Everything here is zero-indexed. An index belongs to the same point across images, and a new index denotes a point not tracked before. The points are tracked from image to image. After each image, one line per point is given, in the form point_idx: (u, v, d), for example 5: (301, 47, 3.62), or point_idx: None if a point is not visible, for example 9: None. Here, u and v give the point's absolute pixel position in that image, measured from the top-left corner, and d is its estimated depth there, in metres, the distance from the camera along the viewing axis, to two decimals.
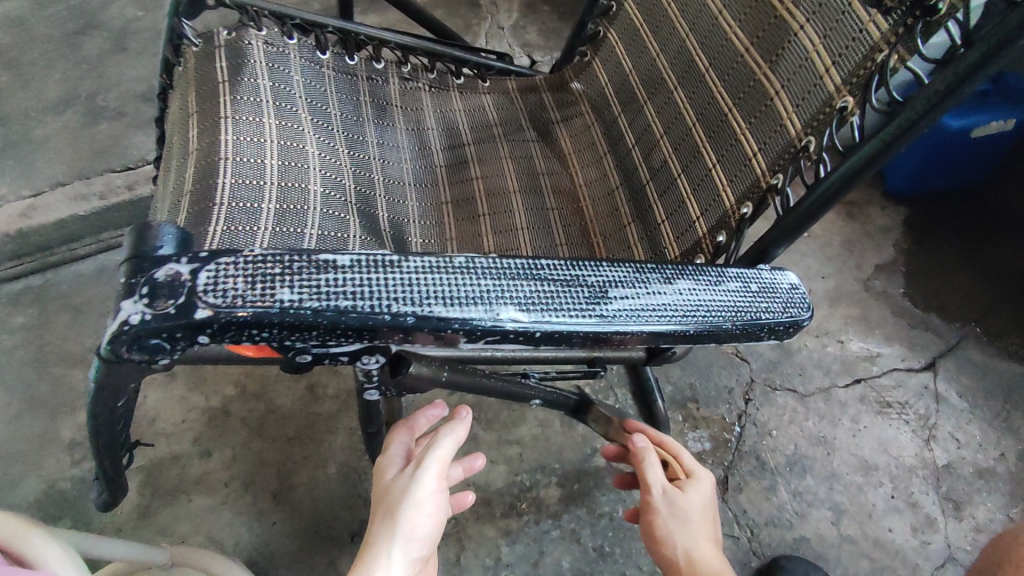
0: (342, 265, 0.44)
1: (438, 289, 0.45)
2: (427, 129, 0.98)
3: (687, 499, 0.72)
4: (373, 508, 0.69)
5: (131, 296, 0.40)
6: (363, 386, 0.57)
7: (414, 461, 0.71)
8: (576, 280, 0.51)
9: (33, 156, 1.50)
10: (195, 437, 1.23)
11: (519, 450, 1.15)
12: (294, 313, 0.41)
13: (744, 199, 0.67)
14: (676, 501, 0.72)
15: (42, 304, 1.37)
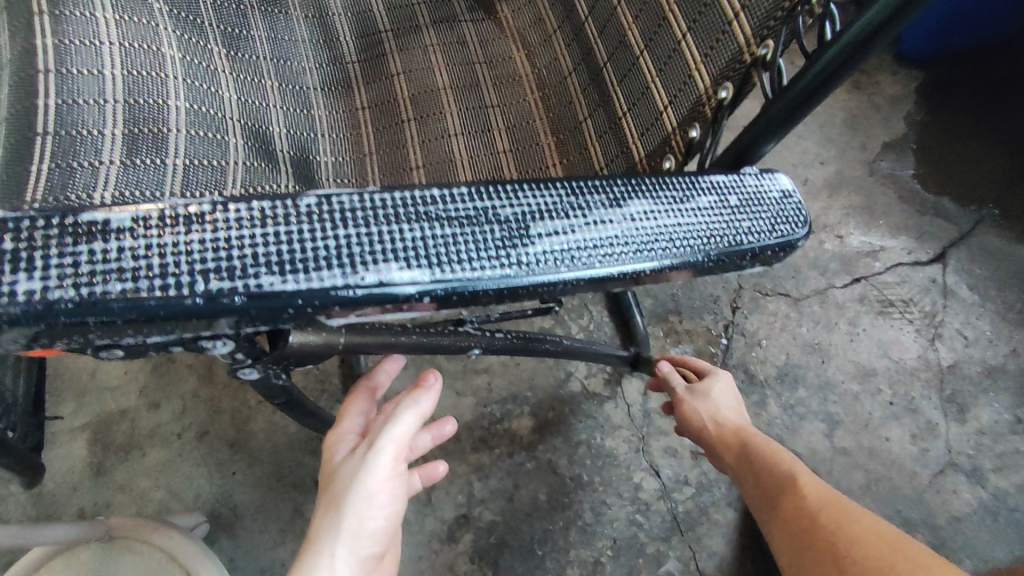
0: (117, 228, 0.30)
1: (272, 249, 0.31)
2: (333, 12, 0.77)
3: (708, 383, 0.75)
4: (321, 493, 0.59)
5: None
6: (235, 364, 0.44)
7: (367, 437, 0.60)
8: (485, 215, 0.36)
9: None
10: (140, 388, 1.13)
11: (487, 380, 1.06)
12: (39, 310, 0.28)
13: (722, 78, 0.51)
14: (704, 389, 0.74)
15: None
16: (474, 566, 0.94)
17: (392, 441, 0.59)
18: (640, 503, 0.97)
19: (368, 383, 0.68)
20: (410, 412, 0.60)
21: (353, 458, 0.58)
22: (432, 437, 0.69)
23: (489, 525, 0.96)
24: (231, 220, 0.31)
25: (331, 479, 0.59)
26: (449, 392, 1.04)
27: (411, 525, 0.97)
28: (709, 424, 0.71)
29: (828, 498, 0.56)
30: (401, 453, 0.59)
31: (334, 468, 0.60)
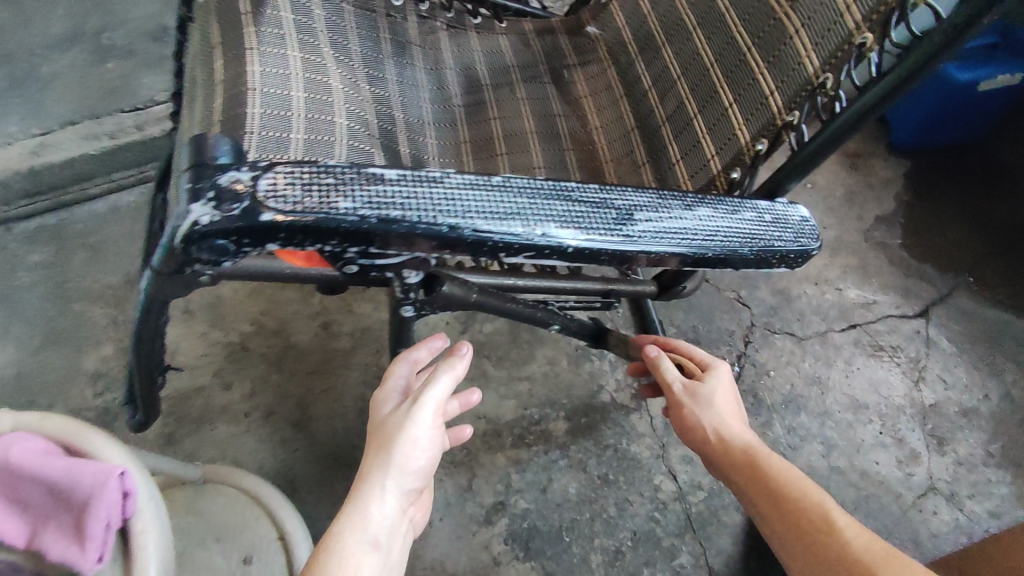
0: (391, 179, 0.47)
1: (481, 204, 0.48)
2: (446, 69, 0.97)
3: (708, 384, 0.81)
4: (371, 442, 0.72)
5: (197, 200, 0.43)
6: (398, 302, 0.59)
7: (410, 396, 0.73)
8: (605, 203, 0.54)
9: (40, 95, 1.58)
10: (215, 370, 1.27)
11: (527, 386, 1.20)
12: (352, 221, 0.44)
13: (760, 135, 0.70)
14: (710, 394, 0.80)
15: (60, 243, 1.51)
16: (507, 547, 1.07)
17: (432, 398, 0.72)
18: (658, 502, 1.10)
19: (410, 355, 0.81)
20: (448, 375, 0.73)
21: (399, 414, 0.72)
22: (460, 404, 0.86)
23: (523, 512, 1.10)
24: (457, 184, 0.48)
25: (381, 430, 0.72)
26: (494, 393, 1.20)
27: (453, 507, 1.11)
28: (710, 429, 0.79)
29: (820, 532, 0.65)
30: (438, 409, 0.73)
31: (382, 422, 0.73)
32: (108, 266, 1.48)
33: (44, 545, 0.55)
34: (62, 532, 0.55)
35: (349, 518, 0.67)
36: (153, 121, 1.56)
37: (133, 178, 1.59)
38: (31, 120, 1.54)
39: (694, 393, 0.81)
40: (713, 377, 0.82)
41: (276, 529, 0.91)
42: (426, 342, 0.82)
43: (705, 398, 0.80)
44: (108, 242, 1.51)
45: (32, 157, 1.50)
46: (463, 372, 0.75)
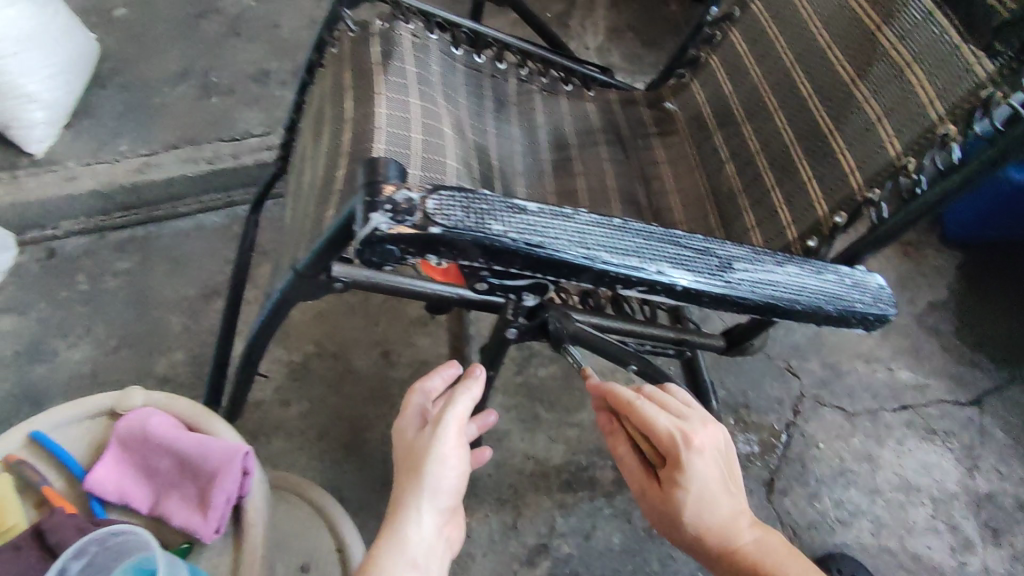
0: (532, 211, 0.53)
1: (606, 240, 0.55)
2: (538, 127, 1.07)
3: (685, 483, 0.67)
4: (401, 463, 0.74)
5: (376, 210, 0.50)
6: (506, 324, 0.68)
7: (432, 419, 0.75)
8: (707, 252, 0.60)
9: (151, 121, 1.75)
10: (276, 386, 1.33)
11: (577, 433, 1.23)
12: (503, 242, 0.50)
13: (839, 209, 0.77)
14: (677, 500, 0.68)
15: (146, 253, 1.63)
16: None
17: (453, 418, 0.74)
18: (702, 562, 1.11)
19: (425, 385, 0.82)
20: (467, 396, 0.75)
21: (423, 435, 0.73)
22: (477, 426, 0.86)
23: (565, 557, 1.11)
24: (587, 220, 0.55)
25: (409, 451, 0.73)
26: (544, 436, 1.23)
27: (496, 544, 1.12)
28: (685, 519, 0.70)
29: None
30: (460, 431, 0.74)
31: (408, 445, 0.74)
32: (185, 278, 1.58)
33: (170, 510, 0.75)
34: (186, 501, 0.75)
35: (389, 538, 0.69)
36: (247, 152, 1.68)
37: (219, 201, 1.70)
38: (140, 142, 1.70)
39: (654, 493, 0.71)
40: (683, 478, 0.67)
41: (335, 542, 0.94)
42: (439, 371, 0.84)
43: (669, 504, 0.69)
44: (188, 256, 1.61)
45: (136, 174, 1.64)
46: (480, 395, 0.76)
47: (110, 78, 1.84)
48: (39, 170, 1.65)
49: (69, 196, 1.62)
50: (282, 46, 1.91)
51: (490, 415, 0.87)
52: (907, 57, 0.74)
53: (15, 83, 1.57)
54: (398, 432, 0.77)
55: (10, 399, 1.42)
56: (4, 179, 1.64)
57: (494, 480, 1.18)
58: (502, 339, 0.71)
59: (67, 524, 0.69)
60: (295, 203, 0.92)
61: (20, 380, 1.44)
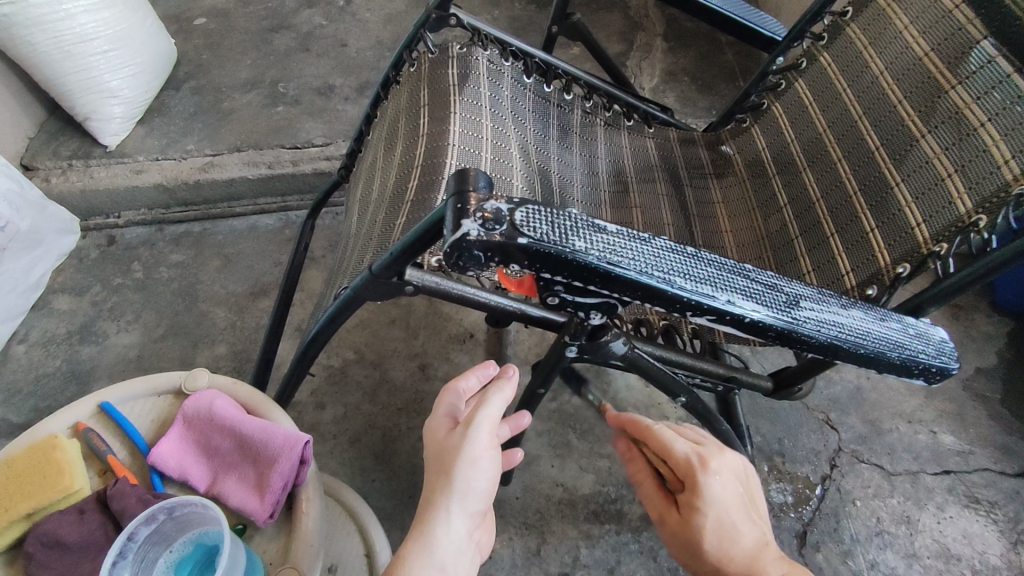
0: (612, 232, 0.55)
1: (680, 266, 0.56)
2: (599, 158, 1.10)
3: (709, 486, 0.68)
4: (431, 464, 0.69)
5: (466, 217, 0.52)
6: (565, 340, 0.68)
7: (462, 420, 0.71)
8: (775, 287, 0.61)
9: (218, 124, 1.83)
10: (314, 388, 1.35)
11: (607, 464, 1.22)
12: (583, 258, 0.52)
13: (903, 260, 0.78)
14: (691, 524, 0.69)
15: (200, 248, 1.69)
16: None
17: (486, 421, 0.70)
18: None
19: (459, 384, 0.77)
20: (498, 398, 0.71)
21: (453, 435, 0.69)
22: (510, 428, 0.80)
23: None
24: (661, 246, 0.57)
25: (438, 453, 0.69)
26: (574, 464, 1.22)
27: (518, 568, 1.11)
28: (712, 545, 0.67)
29: None
30: (491, 434, 0.70)
31: (437, 446, 0.70)
32: (234, 274, 1.63)
33: (227, 491, 0.73)
34: (243, 483, 0.74)
35: (418, 539, 0.64)
36: (306, 160, 1.72)
37: (275, 205, 1.75)
38: (207, 143, 1.78)
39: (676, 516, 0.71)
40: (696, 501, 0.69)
41: (364, 546, 0.94)
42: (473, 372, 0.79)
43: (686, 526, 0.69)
44: (239, 254, 1.67)
45: (200, 172, 1.70)
46: (513, 396, 0.73)
47: (185, 81, 1.95)
48: (111, 162, 1.75)
49: (135, 188, 1.70)
50: (348, 64, 1.99)
51: (523, 420, 0.82)
52: (981, 116, 0.75)
53: (100, 80, 1.69)
54: (428, 430, 0.72)
55: (58, 376, 1.47)
56: (78, 168, 1.73)
57: (521, 504, 1.17)
58: (559, 358, 0.73)
59: (131, 492, 0.70)
60: (362, 210, 0.95)
61: (70, 358, 1.50)
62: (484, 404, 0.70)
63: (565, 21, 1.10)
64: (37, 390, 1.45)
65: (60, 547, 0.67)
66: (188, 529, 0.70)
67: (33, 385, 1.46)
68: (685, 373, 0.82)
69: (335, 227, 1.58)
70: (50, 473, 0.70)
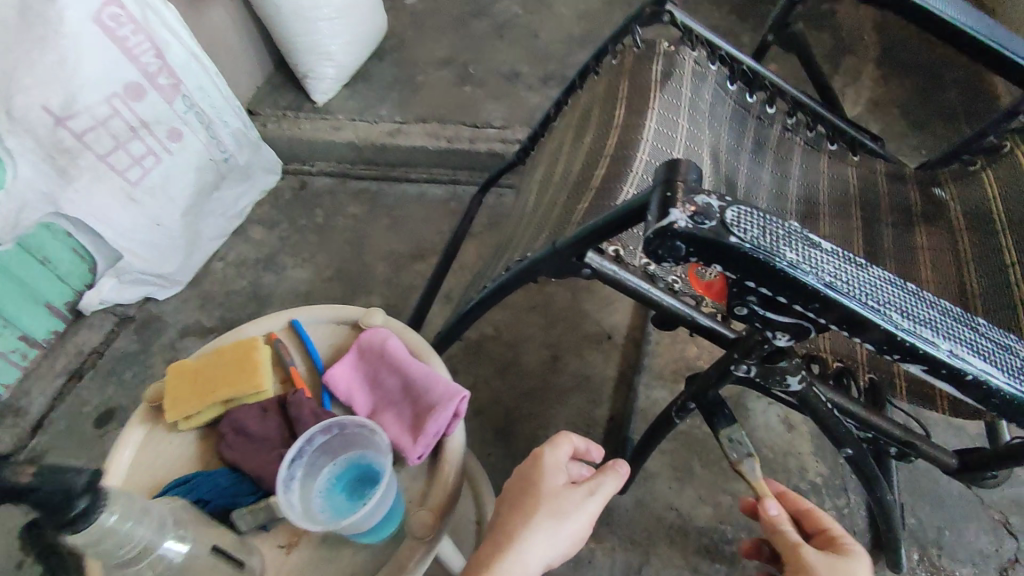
0: (825, 250, 0.51)
1: (898, 302, 0.50)
2: (791, 178, 1.02)
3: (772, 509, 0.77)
4: (533, 493, 0.76)
5: (674, 207, 0.50)
6: (735, 357, 0.64)
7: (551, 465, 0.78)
8: (1008, 347, 0.52)
9: (411, 95, 1.97)
10: (451, 354, 1.42)
11: (729, 502, 1.14)
12: (791, 272, 0.48)
13: None
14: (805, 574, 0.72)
15: (374, 205, 1.84)
16: None
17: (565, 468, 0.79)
18: None
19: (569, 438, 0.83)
20: (609, 483, 0.78)
21: (573, 489, 0.76)
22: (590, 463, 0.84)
23: None
24: (880, 275, 0.51)
25: (548, 492, 0.75)
26: (693, 493, 1.15)
27: None
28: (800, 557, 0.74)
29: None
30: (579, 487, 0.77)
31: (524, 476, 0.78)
32: (398, 235, 1.75)
33: (384, 424, 0.68)
34: (400, 421, 0.68)
35: (513, 559, 0.69)
36: (482, 139, 1.80)
37: (445, 177, 1.85)
38: (398, 111, 1.92)
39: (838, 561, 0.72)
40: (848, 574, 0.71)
41: (477, 514, 0.97)
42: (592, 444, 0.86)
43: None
44: (407, 216, 1.79)
45: (388, 137, 1.85)
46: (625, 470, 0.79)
47: (389, 53, 2.12)
48: (317, 117, 1.95)
49: (331, 142, 1.88)
50: (537, 54, 2.04)
51: (595, 453, 0.85)
52: None
53: (322, 43, 1.87)
54: (549, 465, 0.78)
55: (242, 294, 1.68)
56: (290, 118, 1.95)
57: (629, 516, 1.14)
58: (724, 372, 0.67)
59: (307, 403, 0.68)
60: (540, 192, 0.98)
61: (254, 282, 1.70)
62: (603, 481, 0.78)
63: (784, 30, 1.03)
64: (225, 303, 1.66)
65: (246, 435, 0.67)
66: (354, 446, 0.61)
67: (223, 298, 1.67)
68: (854, 424, 0.74)
69: (497, 207, 1.64)
70: (244, 370, 0.70)
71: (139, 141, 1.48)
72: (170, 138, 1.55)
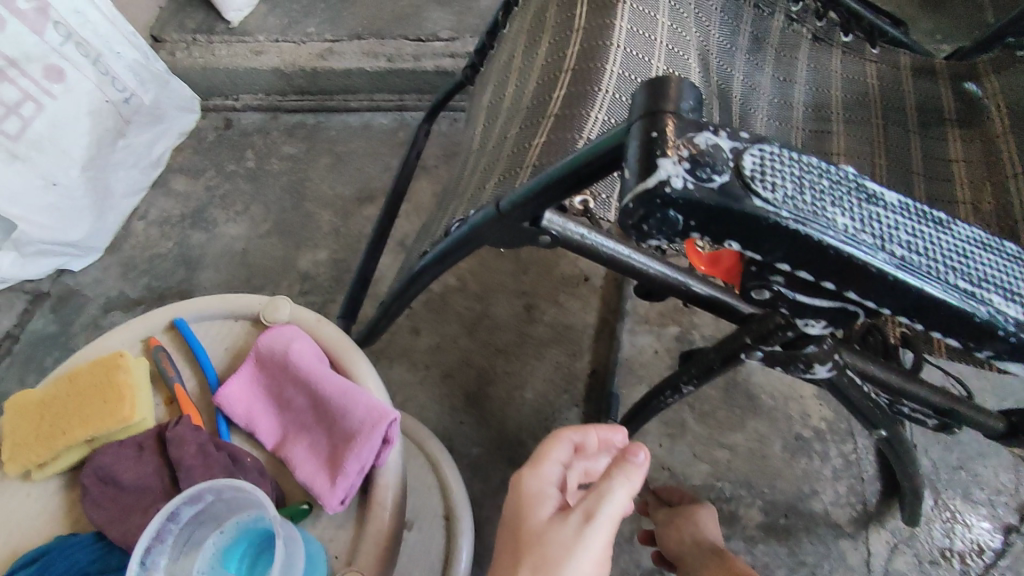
0: (890, 205, 0.34)
1: (996, 276, 0.35)
2: (796, 84, 0.83)
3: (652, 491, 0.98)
4: (511, 543, 0.49)
5: (664, 155, 0.33)
6: (750, 343, 0.49)
7: (539, 493, 0.52)
8: None
9: (342, 6, 1.67)
10: (411, 312, 1.25)
11: (727, 457, 1.03)
12: (845, 245, 0.32)
13: None
14: (687, 531, 0.88)
15: (312, 142, 1.60)
16: None
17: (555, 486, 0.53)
18: None
19: (574, 437, 0.58)
20: (624, 487, 0.48)
21: (563, 521, 0.48)
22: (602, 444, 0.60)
23: None
24: (967, 237, 0.35)
25: (528, 537, 0.48)
26: (687, 449, 1.04)
27: (606, 552, 0.99)
28: (682, 525, 0.89)
29: (718, 551, 0.84)
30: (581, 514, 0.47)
31: (506, 518, 0.52)
32: (343, 176, 1.53)
33: (295, 457, 0.53)
34: (316, 453, 0.53)
35: None
36: (429, 56, 1.54)
37: (391, 103, 1.61)
38: (328, 27, 1.64)
39: (706, 517, 0.90)
40: (710, 514, 0.91)
41: (444, 508, 0.83)
42: (595, 429, 0.60)
43: (684, 536, 0.88)
44: (351, 153, 1.57)
45: (319, 59, 1.58)
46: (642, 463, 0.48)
47: None
48: (233, 40, 1.65)
49: (254, 71, 1.61)
50: None
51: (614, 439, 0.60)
52: None
53: None
54: (528, 493, 0.52)
55: (170, 258, 1.47)
56: (201, 44, 1.65)
57: None
58: (731, 356, 0.53)
59: (192, 439, 0.52)
60: (489, 121, 0.78)
61: (182, 243, 1.49)
62: (609, 492, 0.47)
63: None
64: (151, 269, 1.46)
65: (115, 485, 0.51)
66: (241, 509, 0.49)
67: (148, 264, 1.47)
68: (887, 395, 0.61)
69: (452, 136, 1.43)
70: (107, 397, 0.53)
71: (9, 83, 1.21)
72: (49, 77, 1.27)
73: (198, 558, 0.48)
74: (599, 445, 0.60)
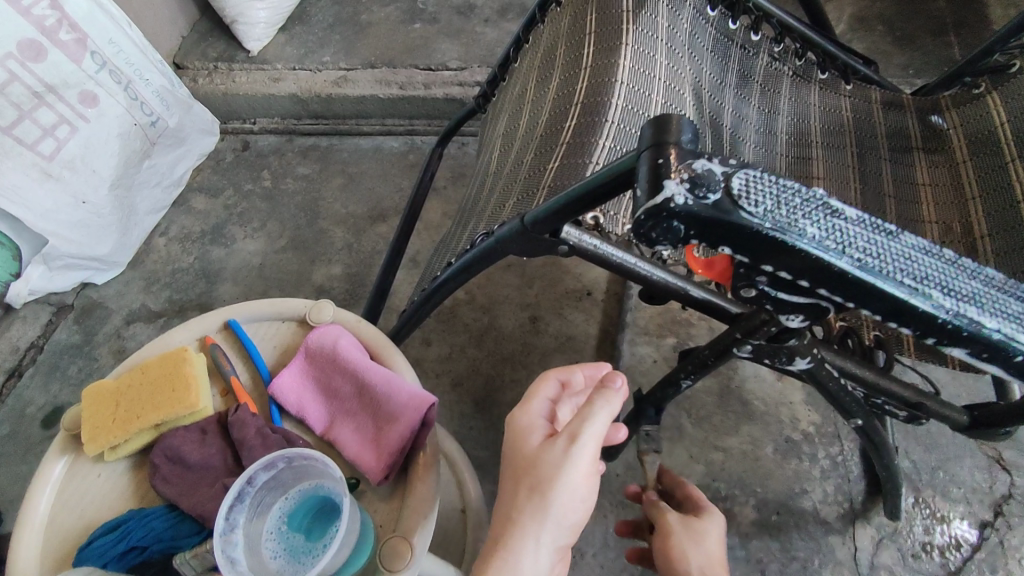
0: (850, 218, 0.43)
1: (936, 275, 0.42)
2: (779, 115, 0.93)
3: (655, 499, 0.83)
4: (510, 470, 0.58)
5: (668, 179, 0.41)
6: (741, 338, 0.57)
7: (529, 425, 0.60)
8: None
9: (355, 37, 1.77)
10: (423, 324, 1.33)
11: (722, 458, 1.10)
12: (814, 248, 0.40)
13: None
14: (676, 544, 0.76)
15: (325, 163, 1.69)
16: None
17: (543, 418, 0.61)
18: None
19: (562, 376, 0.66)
20: (605, 411, 0.56)
21: (552, 446, 0.56)
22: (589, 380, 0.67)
23: None
24: (913, 245, 0.43)
25: (523, 462, 0.57)
26: (684, 452, 1.11)
27: (610, 548, 1.05)
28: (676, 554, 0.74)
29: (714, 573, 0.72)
30: (567, 441, 0.55)
31: (504, 447, 0.60)
32: (356, 196, 1.62)
33: (344, 438, 0.64)
34: (363, 432, 0.64)
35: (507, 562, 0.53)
36: (438, 84, 1.64)
37: (401, 128, 1.70)
38: (342, 55, 1.74)
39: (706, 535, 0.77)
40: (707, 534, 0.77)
41: (460, 501, 0.90)
42: (581, 368, 0.67)
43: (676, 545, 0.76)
44: (363, 174, 1.65)
45: (333, 86, 1.67)
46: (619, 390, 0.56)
47: None
48: (252, 67, 1.75)
49: (271, 96, 1.70)
50: None
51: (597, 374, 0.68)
52: None
53: None
54: (519, 427, 0.60)
55: (190, 272, 1.54)
56: (222, 71, 1.75)
57: (621, 481, 1.10)
58: (724, 352, 0.61)
59: (251, 423, 0.63)
60: (506, 147, 0.86)
61: (202, 257, 1.56)
62: (590, 416, 0.55)
63: None
64: (172, 283, 1.53)
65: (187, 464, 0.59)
66: (306, 477, 0.60)
67: (169, 277, 1.54)
68: (863, 391, 0.68)
69: (461, 159, 1.52)
70: (176, 386, 0.64)
71: (47, 107, 1.29)
72: (83, 102, 1.35)
73: (265, 520, 0.58)
74: (586, 381, 0.67)
